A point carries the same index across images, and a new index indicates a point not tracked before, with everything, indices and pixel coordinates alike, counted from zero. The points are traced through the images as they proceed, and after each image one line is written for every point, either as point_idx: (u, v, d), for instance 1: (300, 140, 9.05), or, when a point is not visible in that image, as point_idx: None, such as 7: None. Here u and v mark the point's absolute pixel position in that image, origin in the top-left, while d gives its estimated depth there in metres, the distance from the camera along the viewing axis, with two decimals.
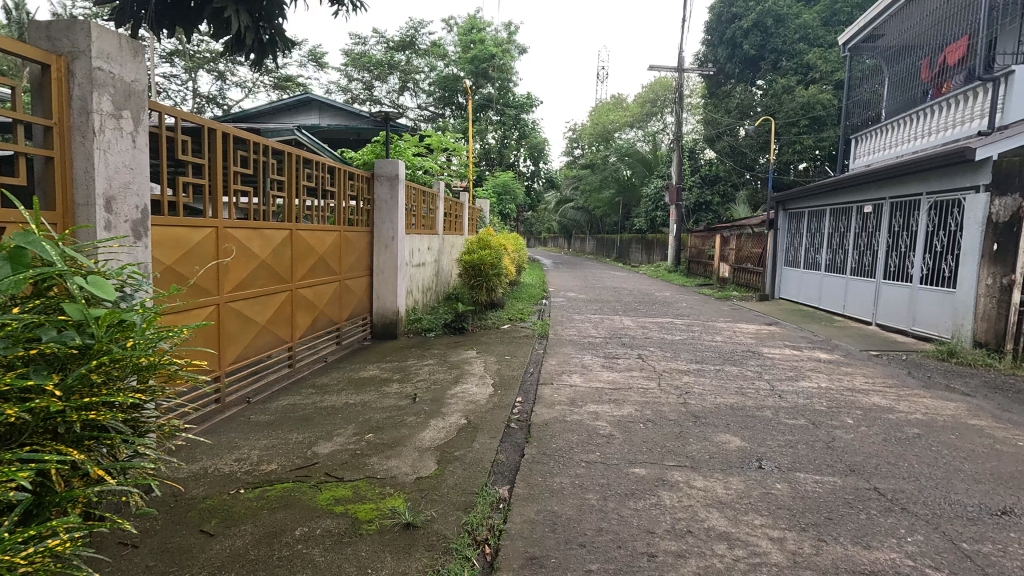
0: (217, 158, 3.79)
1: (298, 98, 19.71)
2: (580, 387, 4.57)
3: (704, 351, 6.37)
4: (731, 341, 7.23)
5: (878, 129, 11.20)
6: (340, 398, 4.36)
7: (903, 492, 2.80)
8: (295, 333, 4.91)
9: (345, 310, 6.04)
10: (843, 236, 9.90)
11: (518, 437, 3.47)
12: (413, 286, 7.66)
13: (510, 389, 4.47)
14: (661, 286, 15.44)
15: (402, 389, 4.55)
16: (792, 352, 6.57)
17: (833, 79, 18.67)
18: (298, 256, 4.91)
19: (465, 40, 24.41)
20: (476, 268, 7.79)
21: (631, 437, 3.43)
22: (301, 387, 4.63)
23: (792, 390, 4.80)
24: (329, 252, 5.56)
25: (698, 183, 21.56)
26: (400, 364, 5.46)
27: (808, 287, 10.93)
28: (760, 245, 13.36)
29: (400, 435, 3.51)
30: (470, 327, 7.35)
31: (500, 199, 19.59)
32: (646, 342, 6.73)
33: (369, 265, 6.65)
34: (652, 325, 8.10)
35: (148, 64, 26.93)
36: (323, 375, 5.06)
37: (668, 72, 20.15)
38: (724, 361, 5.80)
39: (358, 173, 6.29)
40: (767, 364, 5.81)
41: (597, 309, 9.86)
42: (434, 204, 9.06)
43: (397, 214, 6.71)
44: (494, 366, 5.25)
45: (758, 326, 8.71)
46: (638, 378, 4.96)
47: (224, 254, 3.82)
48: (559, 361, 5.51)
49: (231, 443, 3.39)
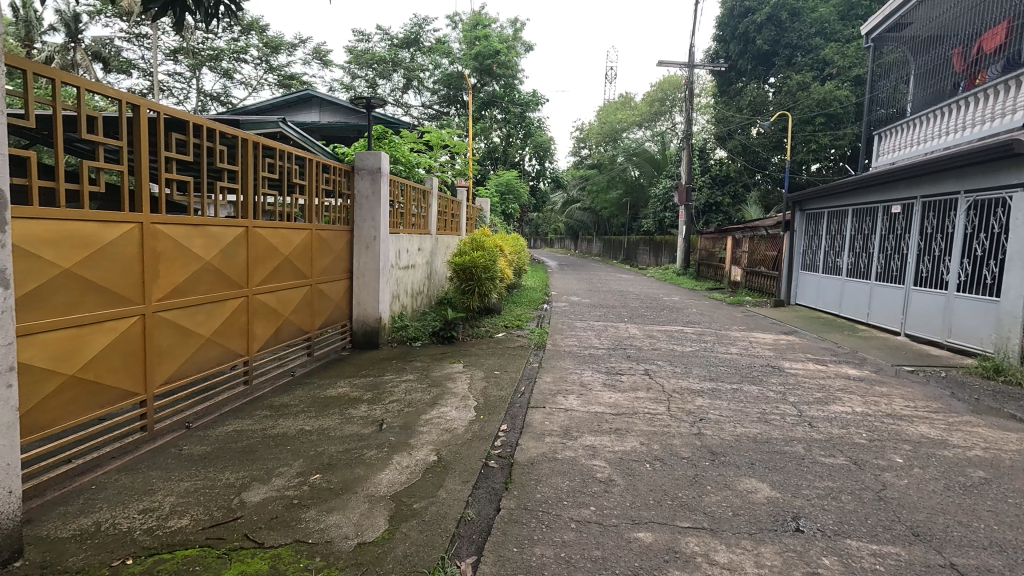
0: (143, 140, 3.19)
1: (298, 94, 19.16)
2: (577, 412, 3.92)
3: (719, 366, 5.69)
4: (748, 353, 6.55)
5: (904, 125, 10.51)
6: (296, 424, 3.74)
7: (989, 570, 2.15)
8: (252, 345, 4.30)
9: (319, 317, 5.44)
10: (867, 239, 9.18)
11: (496, 483, 2.84)
12: (400, 289, 7.04)
13: (495, 414, 3.83)
14: (670, 290, 14.72)
15: (370, 412, 3.94)
16: (818, 367, 5.89)
17: (852, 75, 17.94)
18: (256, 257, 4.30)
19: (471, 37, 23.94)
20: (468, 270, 7.12)
21: (636, 484, 2.78)
22: (255, 409, 4.02)
23: (826, 417, 4.12)
24: (298, 253, 4.97)
25: (708, 184, 20.52)
26: (375, 379, 4.84)
27: (827, 293, 10.22)
28: (775, 248, 12.65)
29: (353, 477, 2.87)
30: (461, 337, 6.70)
31: (503, 198, 18.98)
32: (653, 355, 6.07)
33: (348, 267, 6.07)
34: (661, 334, 7.43)
35: (150, 61, 26.60)
36: (285, 393, 4.47)
37: (679, 68, 19.43)
38: (742, 379, 5.13)
39: (335, 166, 5.69)
40: (793, 383, 5.13)
41: (601, 315, 9.19)
42: (427, 201, 8.45)
43: (380, 211, 6.10)
44: (480, 384, 4.61)
45: (775, 336, 8.03)
46: (645, 399, 4.31)
47: (152, 255, 3.22)
48: (555, 378, 4.86)
49: (146, 486, 2.78)
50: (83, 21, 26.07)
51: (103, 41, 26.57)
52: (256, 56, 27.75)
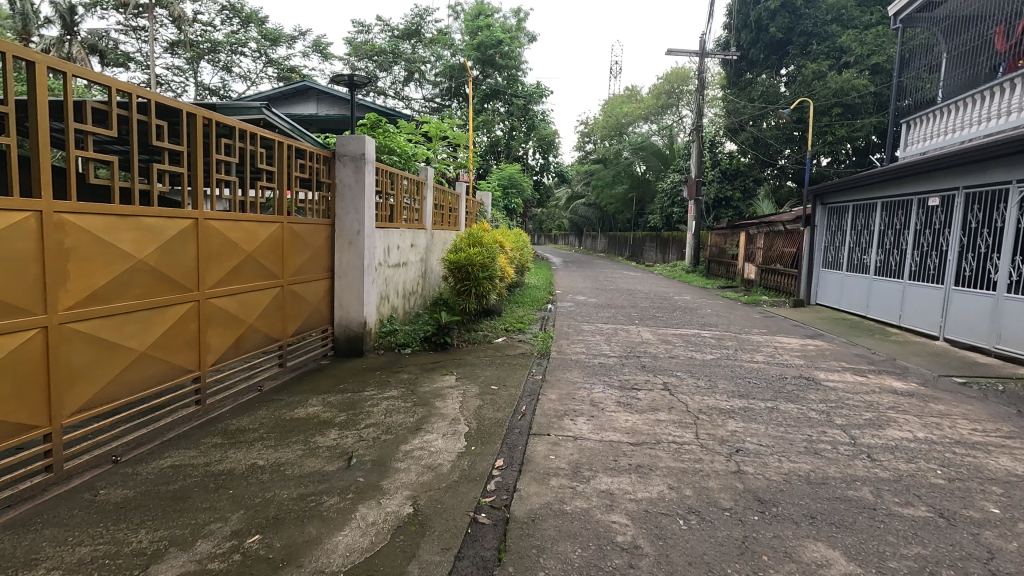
0: (39, 107, 2.50)
1: (295, 85, 18.49)
2: (588, 442, 3.26)
3: (747, 378, 5.01)
4: (775, 362, 5.87)
5: (935, 112, 9.80)
6: (248, 456, 3.08)
7: None
8: (206, 358, 3.66)
9: (292, 322, 4.80)
10: (898, 234, 8.47)
11: (487, 550, 2.18)
12: (389, 289, 6.38)
13: (489, 446, 3.17)
14: (680, 289, 14.01)
15: (339, 440, 3.30)
16: (858, 380, 5.20)
17: (869, 63, 17.12)
18: (209, 255, 3.64)
19: (472, 27, 23.30)
20: (463, 269, 6.40)
21: (669, 554, 2.12)
22: (204, 436, 3.36)
23: (886, 446, 3.43)
24: (264, 251, 4.31)
25: (718, 178, 19.57)
26: (352, 397, 4.19)
27: (852, 292, 9.53)
28: (793, 245, 11.92)
29: (301, 540, 2.22)
30: (456, 344, 6.03)
31: (505, 192, 18.32)
32: (670, 365, 5.38)
33: (328, 265, 5.43)
34: (676, 340, 6.76)
35: (147, 54, 25.92)
36: (245, 413, 3.80)
37: (689, 56, 18.65)
38: (775, 395, 4.45)
39: (312, 151, 5.05)
40: (834, 399, 4.45)
41: (609, 316, 8.55)
42: (422, 194, 7.76)
43: (364, 202, 5.43)
44: (474, 403, 3.96)
45: (801, 340, 7.35)
46: (667, 423, 3.64)
47: (58, 252, 2.58)
48: (562, 395, 4.19)
49: (31, 554, 2.13)
50: (79, 13, 25.31)
51: (99, 33, 25.92)
52: (254, 49, 27.03)
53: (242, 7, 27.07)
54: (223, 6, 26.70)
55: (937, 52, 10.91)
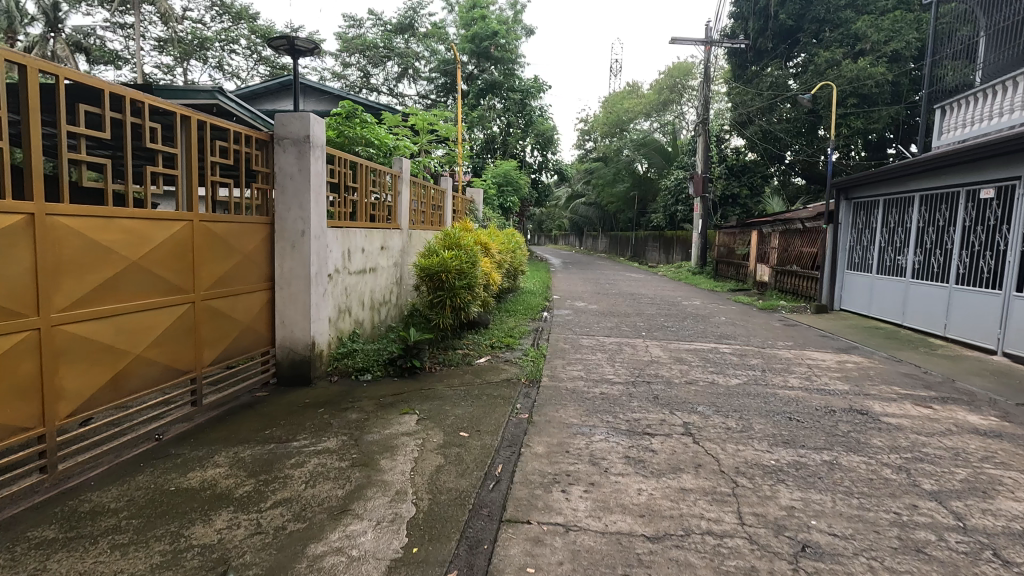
0: None
1: (279, 80, 17.44)
2: (585, 537, 2.23)
3: (788, 414, 3.96)
4: (813, 386, 4.86)
5: (978, 95, 8.76)
6: (73, 571, 2.04)
7: None
8: (57, 408, 2.64)
9: (210, 348, 3.77)
10: (941, 232, 7.46)
11: None
12: (351, 300, 5.36)
13: (438, 548, 2.16)
14: (688, 292, 13.00)
15: (221, 537, 2.25)
16: (925, 414, 4.15)
17: (887, 50, 15.91)
18: (60, 264, 2.63)
19: (466, 18, 22.19)
20: (436, 277, 5.29)
21: None
22: (34, 526, 2.34)
23: (1013, 534, 2.39)
24: (163, 258, 3.30)
25: (725, 174, 19.41)
26: (275, 449, 3.17)
27: (884, 296, 8.50)
28: (813, 245, 10.83)
29: None
30: (427, 368, 4.97)
31: (501, 190, 17.29)
32: (688, 395, 4.33)
33: (265, 273, 4.41)
34: (692, 357, 5.75)
35: (134, 52, 24.87)
36: (117, 481, 2.78)
37: (695, 45, 17.56)
38: (830, 442, 3.41)
39: (238, 132, 4.04)
40: (906, 446, 3.41)
41: (610, 327, 7.54)
42: (396, 188, 6.68)
43: (310, 195, 4.41)
44: (434, 462, 2.94)
45: (836, 355, 6.32)
46: (695, 496, 2.63)
47: None
48: (552, 447, 3.17)
49: None
50: (64, 9, 24.20)
51: (85, 30, 24.89)
52: (246, 47, 26.01)
53: (232, 3, 26.05)
54: (212, 3, 25.73)
55: (985, 27, 9.65)
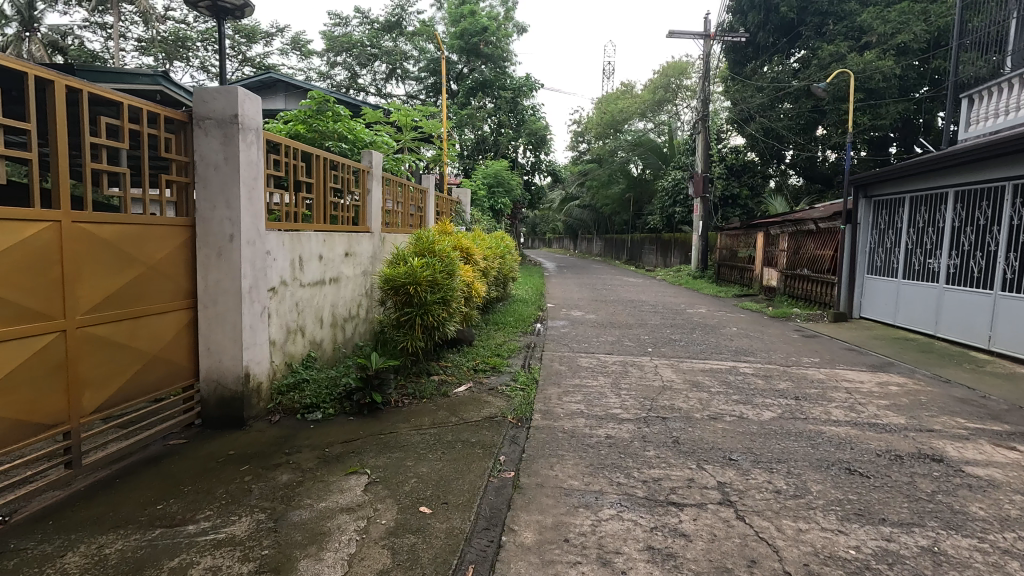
0: None
1: (257, 78, 16.49)
2: None
3: (847, 467, 3.08)
4: (863, 421, 3.96)
5: (1012, 81, 7.92)
6: None
7: None
8: None
9: (97, 391, 2.86)
10: (982, 232, 6.65)
11: None
12: (305, 317, 4.46)
13: None
14: (692, 298, 12.14)
15: None
16: (1015, 461, 3.27)
17: (894, 43, 15.07)
18: None
19: (454, 14, 21.29)
20: (404, 291, 4.41)
21: None
22: None
23: None
24: (10, 273, 2.41)
25: (724, 174, 18.78)
26: (158, 540, 2.26)
27: (914, 304, 7.68)
28: (827, 248, 10.00)
29: None
30: (392, 403, 4.10)
31: (491, 191, 16.34)
32: (715, 439, 3.43)
33: (182, 289, 3.49)
34: (711, 382, 4.86)
35: (113, 52, 23.79)
36: None
37: (693, 39, 16.75)
38: (918, 514, 2.53)
39: (141, 107, 3.15)
40: (1020, 520, 2.53)
41: (611, 342, 6.63)
42: (365, 186, 5.80)
43: (237, 190, 3.50)
44: (374, 567, 2.04)
45: (874, 375, 5.47)
46: None
47: None
48: (546, 534, 2.26)
49: None
50: (39, 8, 23.01)
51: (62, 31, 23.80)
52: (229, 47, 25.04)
53: None
54: None
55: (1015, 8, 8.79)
